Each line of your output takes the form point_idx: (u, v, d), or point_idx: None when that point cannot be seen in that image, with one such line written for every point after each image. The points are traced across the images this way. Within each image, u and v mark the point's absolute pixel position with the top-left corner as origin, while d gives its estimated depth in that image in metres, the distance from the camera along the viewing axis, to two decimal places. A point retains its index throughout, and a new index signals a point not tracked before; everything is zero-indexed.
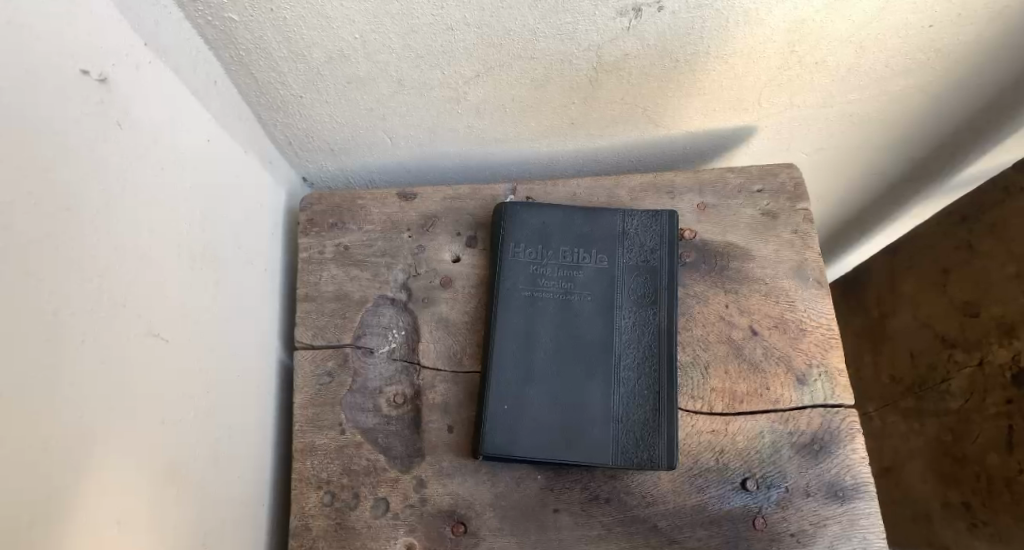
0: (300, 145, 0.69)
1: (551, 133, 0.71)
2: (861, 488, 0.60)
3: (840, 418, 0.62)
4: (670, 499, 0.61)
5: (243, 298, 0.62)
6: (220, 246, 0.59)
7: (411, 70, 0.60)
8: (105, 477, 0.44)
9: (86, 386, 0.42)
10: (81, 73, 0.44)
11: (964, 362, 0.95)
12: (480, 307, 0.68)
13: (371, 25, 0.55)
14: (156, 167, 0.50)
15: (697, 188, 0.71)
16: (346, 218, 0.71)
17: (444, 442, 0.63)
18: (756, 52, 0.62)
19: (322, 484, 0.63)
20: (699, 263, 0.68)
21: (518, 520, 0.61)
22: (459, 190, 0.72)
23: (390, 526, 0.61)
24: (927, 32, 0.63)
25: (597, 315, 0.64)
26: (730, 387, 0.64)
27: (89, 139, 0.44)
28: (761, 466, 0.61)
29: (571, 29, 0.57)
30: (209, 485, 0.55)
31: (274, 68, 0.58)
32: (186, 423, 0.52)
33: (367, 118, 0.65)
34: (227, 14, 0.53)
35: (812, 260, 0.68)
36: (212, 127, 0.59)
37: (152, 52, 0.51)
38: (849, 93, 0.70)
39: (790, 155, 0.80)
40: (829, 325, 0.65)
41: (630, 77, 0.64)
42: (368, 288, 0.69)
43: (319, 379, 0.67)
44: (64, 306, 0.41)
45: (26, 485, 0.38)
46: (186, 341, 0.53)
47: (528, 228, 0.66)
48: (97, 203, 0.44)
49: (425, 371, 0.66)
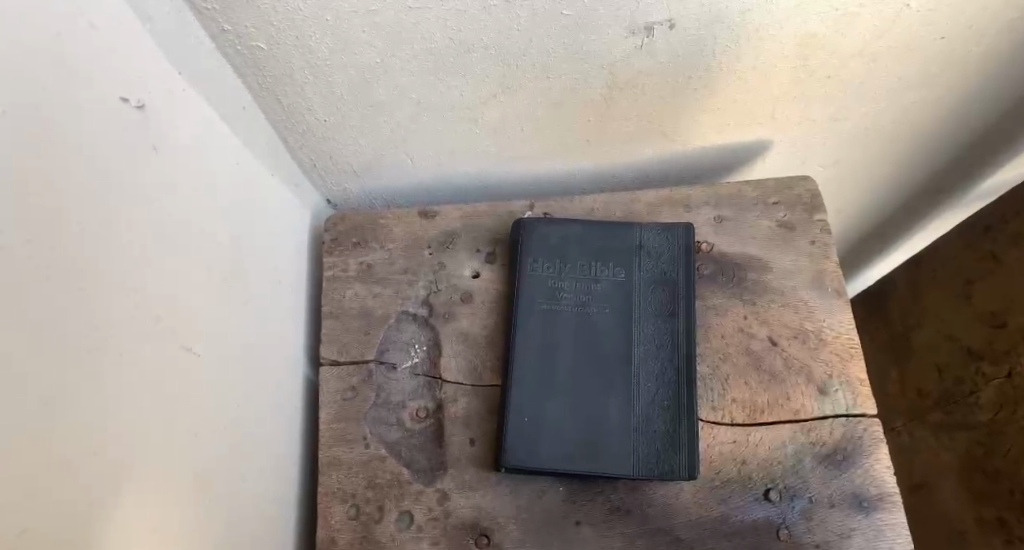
0: (323, 168, 0.71)
1: (568, 151, 0.72)
2: (887, 499, 0.60)
3: (863, 429, 0.62)
4: (693, 509, 0.61)
5: (270, 315, 0.64)
6: (248, 265, 0.61)
7: (430, 92, 0.62)
8: (143, 482, 0.45)
9: (118, 393, 0.44)
10: (120, 101, 0.46)
11: (992, 374, 0.94)
12: (499, 322, 0.69)
13: (390, 50, 0.57)
14: (187, 189, 0.53)
15: (712, 202, 0.72)
16: (367, 237, 0.73)
17: (466, 455, 0.64)
18: (768, 68, 0.63)
19: (347, 497, 0.64)
20: (716, 275, 0.69)
21: (541, 532, 0.61)
22: (479, 208, 0.74)
23: (414, 539, 0.62)
24: (938, 43, 0.63)
25: (615, 327, 0.64)
26: (751, 397, 0.64)
27: (125, 164, 0.46)
28: (784, 476, 0.61)
29: (584, 49, 0.59)
30: (237, 497, 0.56)
31: (299, 93, 0.61)
32: (216, 434, 0.54)
33: (388, 140, 0.68)
34: (254, 44, 0.55)
35: (829, 271, 0.68)
36: (239, 151, 0.61)
37: (186, 81, 0.54)
38: (863, 106, 0.71)
39: (805, 168, 0.81)
40: (847, 334, 0.65)
41: (644, 95, 0.65)
42: (390, 305, 0.71)
43: (343, 394, 0.68)
44: (105, 322, 0.43)
45: (62, 488, 0.39)
46: (216, 356, 0.55)
47: (546, 243, 0.68)
48: (133, 223, 0.46)
49: (447, 385, 0.67)
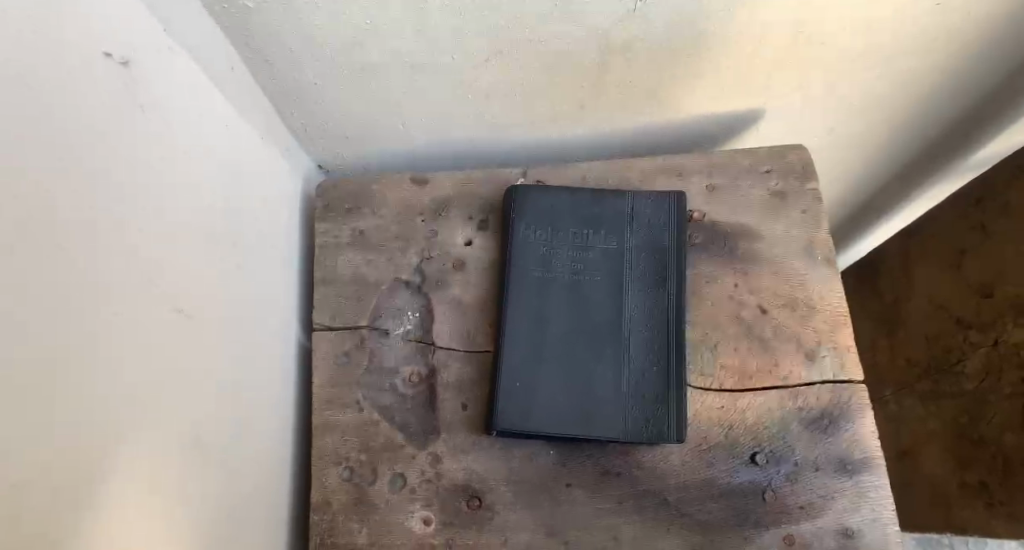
0: (315, 132, 0.71)
1: (562, 118, 0.72)
2: (871, 462, 0.61)
3: (849, 394, 0.63)
4: (681, 473, 0.62)
5: (262, 281, 0.64)
6: (240, 229, 0.61)
7: (422, 55, 0.61)
8: (136, 439, 0.46)
9: (110, 351, 0.44)
10: (104, 57, 0.45)
11: (979, 343, 0.96)
12: (491, 288, 0.69)
13: (381, 11, 0.56)
14: (176, 150, 0.52)
15: (706, 170, 0.71)
16: (360, 204, 0.73)
17: (458, 419, 0.65)
18: (763, 33, 0.63)
19: (341, 460, 0.65)
20: (708, 243, 0.69)
21: (532, 494, 0.62)
22: (472, 175, 0.73)
23: (407, 500, 0.63)
24: (935, 9, 0.63)
25: (606, 294, 0.65)
26: (740, 364, 0.65)
27: (111, 122, 0.45)
28: (771, 440, 0.62)
29: (579, 12, 0.58)
30: (231, 457, 0.57)
31: (290, 56, 0.60)
32: (209, 396, 0.54)
33: (380, 105, 0.67)
34: (243, 3, 0.54)
35: (821, 239, 0.68)
36: (229, 113, 0.61)
37: (173, 40, 0.53)
38: (858, 74, 0.70)
39: (800, 137, 0.80)
40: (837, 302, 0.66)
41: (639, 60, 0.64)
42: (383, 272, 0.71)
43: (337, 360, 0.68)
44: (95, 279, 0.43)
45: (57, 441, 0.39)
46: (208, 319, 0.55)
47: (539, 210, 0.68)
48: (121, 182, 0.46)
49: (440, 351, 0.67)
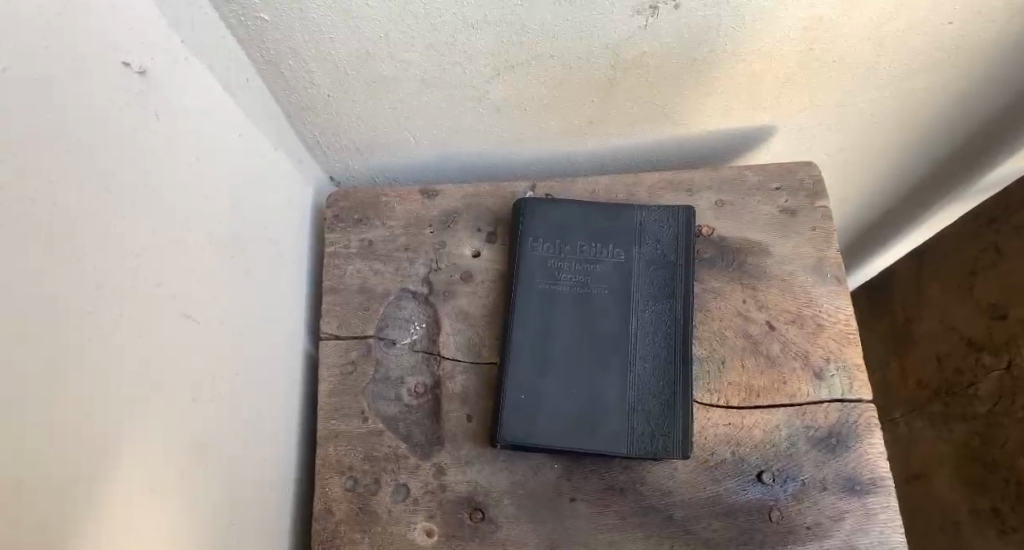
0: (326, 143, 0.72)
1: (572, 132, 0.72)
2: (879, 483, 0.60)
3: (858, 413, 0.62)
4: (686, 490, 0.61)
5: (270, 289, 0.65)
6: (250, 237, 0.61)
7: (434, 69, 0.62)
8: (142, 442, 0.46)
9: (118, 354, 0.44)
10: (122, 65, 0.46)
11: (991, 365, 0.94)
12: (498, 300, 0.69)
13: (394, 24, 0.57)
14: (188, 157, 0.53)
15: (715, 186, 0.72)
16: (369, 214, 0.74)
17: (463, 431, 0.65)
18: (773, 50, 0.63)
19: (346, 469, 0.65)
20: (717, 259, 0.69)
21: (535, 508, 0.62)
22: (480, 188, 0.74)
23: (409, 512, 0.63)
24: (946, 28, 0.63)
25: (613, 307, 0.65)
26: (747, 380, 0.64)
27: (126, 129, 0.46)
28: (777, 458, 0.61)
29: (590, 28, 0.59)
30: (235, 464, 0.57)
31: (303, 68, 0.61)
32: (215, 402, 0.55)
33: (391, 118, 0.68)
34: (259, 15, 0.55)
35: (830, 257, 0.68)
36: (245, 124, 0.62)
37: (190, 51, 0.54)
38: (868, 92, 0.70)
39: (811, 155, 0.80)
40: (846, 321, 0.66)
41: (649, 75, 0.65)
42: (391, 282, 0.71)
43: (343, 368, 0.69)
44: (106, 281, 0.43)
45: (61, 442, 0.40)
46: (216, 325, 0.55)
47: (547, 223, 0.68)
48: (135, 187, 0.47)
49: (445, 362, 0.67)
